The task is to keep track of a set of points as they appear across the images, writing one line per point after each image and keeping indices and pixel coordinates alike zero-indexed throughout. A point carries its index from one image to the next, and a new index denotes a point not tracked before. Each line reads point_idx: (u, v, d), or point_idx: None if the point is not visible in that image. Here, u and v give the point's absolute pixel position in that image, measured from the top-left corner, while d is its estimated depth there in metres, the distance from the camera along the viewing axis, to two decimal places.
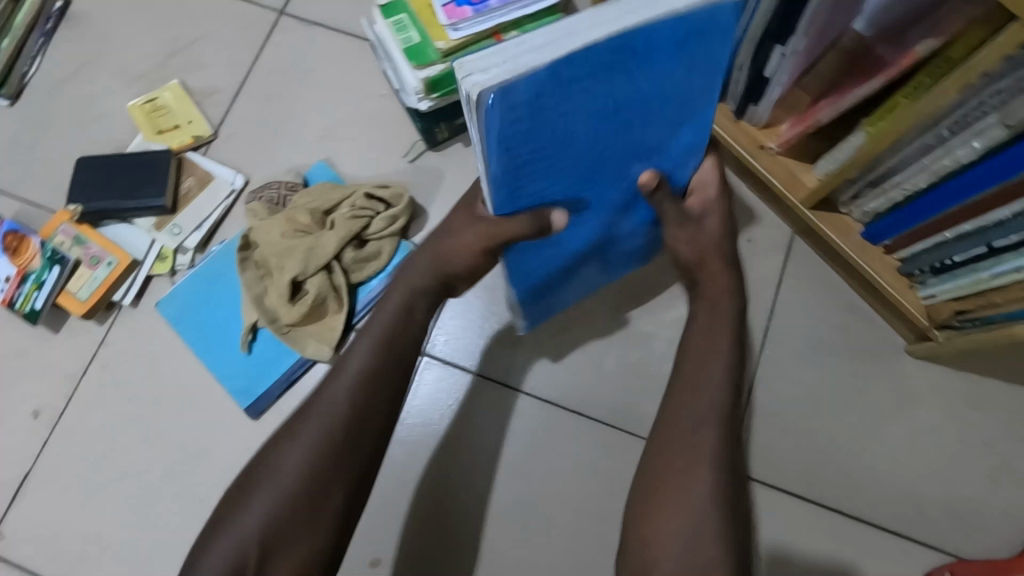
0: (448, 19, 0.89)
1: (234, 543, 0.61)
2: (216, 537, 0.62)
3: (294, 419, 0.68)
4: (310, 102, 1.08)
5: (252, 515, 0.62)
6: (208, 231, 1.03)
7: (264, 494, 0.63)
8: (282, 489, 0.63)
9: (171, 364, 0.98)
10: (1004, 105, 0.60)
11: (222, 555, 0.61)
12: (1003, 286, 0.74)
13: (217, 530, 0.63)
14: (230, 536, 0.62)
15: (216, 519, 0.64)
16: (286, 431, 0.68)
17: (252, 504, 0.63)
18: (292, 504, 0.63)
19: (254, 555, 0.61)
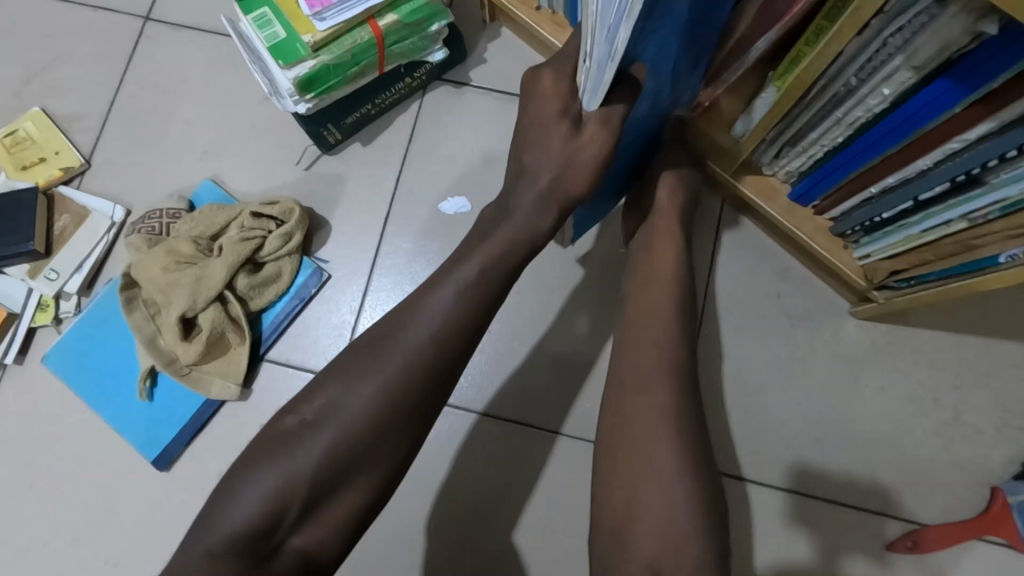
0: (310, 8, 0.80)
1: (280, 479, 0.54)
2: (250, 478, 0.54)
3: (351, 358, 0.59)
4: (191, 117, 1.00)
5: (316, 446, 0.55)
6: (91, 272, 0.94)
7: (325, 430, 0.56)
8: (336, 435, 0.56)
9: (67, 422, 0.90)
10: (907, 45, 0.53)
11: (260, 494, 0.54)
12: (935, 241, 0.67)
13: (258, 466, 0.55)
14: (274, 473, 0.54)
15: (253, 454, 0.56)
16: (340, 371, 0.59)
17: (313, 436, 0.56)
18: (344, 453, 0.56)
19: (302, 498, 0.54)
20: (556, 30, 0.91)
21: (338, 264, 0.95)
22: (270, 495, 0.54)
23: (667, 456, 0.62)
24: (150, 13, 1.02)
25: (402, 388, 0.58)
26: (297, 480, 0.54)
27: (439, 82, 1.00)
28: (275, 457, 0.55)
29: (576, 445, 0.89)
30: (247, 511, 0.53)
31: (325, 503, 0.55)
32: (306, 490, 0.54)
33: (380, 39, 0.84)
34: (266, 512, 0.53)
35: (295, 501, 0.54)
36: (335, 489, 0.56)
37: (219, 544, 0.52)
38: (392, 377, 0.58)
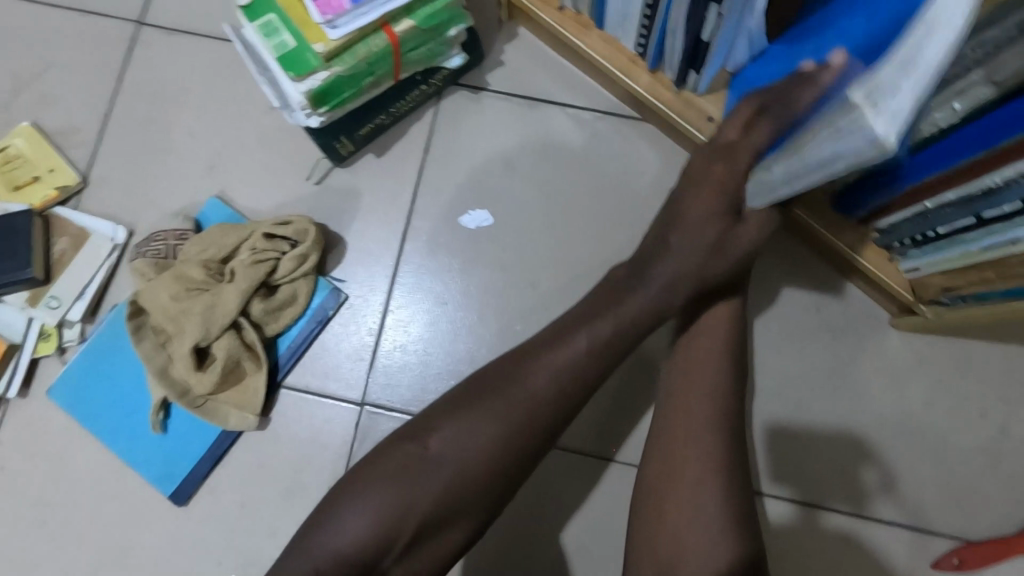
0: (322, 15, 0.74)
1: (390, 509, 0.56)
2: (360, 503, 0.56)
3: (478, 392, 0.61)
4: (192, 129, 0.94)
5: (429, 484, 0.57)
6: (94, 298, 0.89)
7: (437, 463, 0.58)
8: (445, 481, 0.57)
9: (78, 456, 0.86)
10: (990, 59, 0.49)
11: (369, 522, 0.56)
12: (996, 259, 0.64)
13: (368, 491, 0.57)
14: (386, 500, 0.56)
15: (368, 475, 0.58)
16: (458, 408, 0.61)
17: (428, 473, 0.57)
18: (453, 495, 0.57)
19: (408, 533, 0.56)
20: (580, 30, 0.85)
21: (355, 283, 0.90)
22: (380, 522, 0.56)
23: (707, 490, 0.62)
24: (143, 16, 0.96)
25: (515, 439, 0.60)
26: (409, 510, 0.56)
27: (455, 87, 0.94)
28: (384, 485, 0.57)
29: (612, 469, 0.86)
30: (355, 531, 0.55)
31: (429, 536, 0.57)
32: (412, 524, 0.56)
33: (396, 46, 0.78)
34: (374, 539, 0.55)
35: (404, 530, 0.56)
36: (435, 529, 0.57)
37: (326, 564, 0.55)
38: (508, 424, 0.60)
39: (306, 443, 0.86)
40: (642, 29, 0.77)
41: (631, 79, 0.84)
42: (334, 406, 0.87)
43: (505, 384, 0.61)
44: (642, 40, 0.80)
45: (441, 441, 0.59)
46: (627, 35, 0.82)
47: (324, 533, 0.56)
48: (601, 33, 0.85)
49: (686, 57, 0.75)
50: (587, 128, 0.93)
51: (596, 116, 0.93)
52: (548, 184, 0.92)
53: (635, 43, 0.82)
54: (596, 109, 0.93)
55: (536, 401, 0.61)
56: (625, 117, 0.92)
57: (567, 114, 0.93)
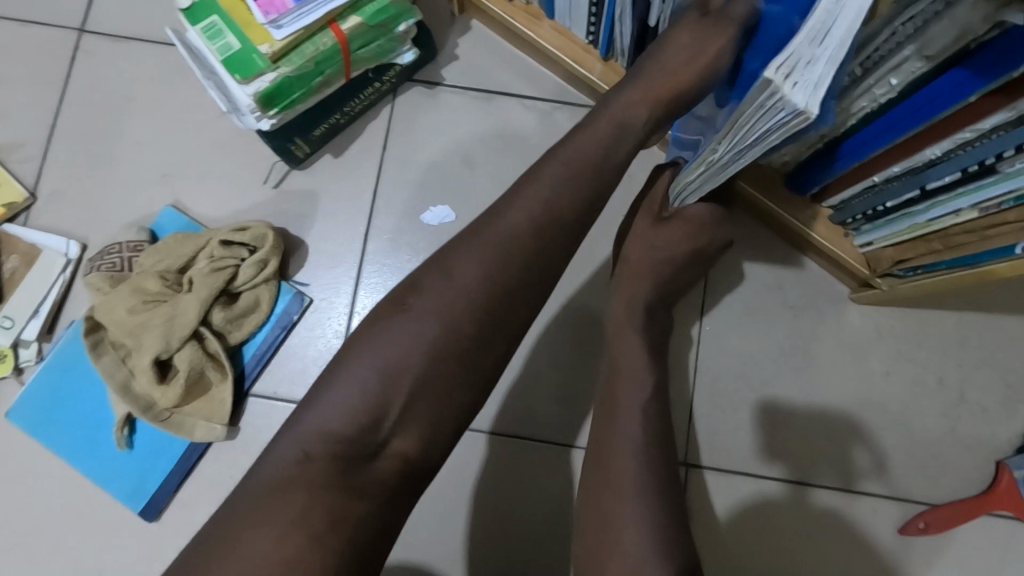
0: (265, 15, 0.73)
1: (377, 377, 0.55)
2: (350, 371, 0.56)
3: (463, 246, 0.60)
4: (143, 137, 0.92)
5: (417, 340, 0.56)
6: (49, 316, 0.87)
7: (418, 323, 0.56)
8: (434, 331, 0.56)
9: (42, 479, 0.84)
10: (919, 34, 0.49)
11: (359, 388, 0.55)
12: (943, 230, 0.65)
13: (360, 359, 0.56)
14: (372, 368, 0.55)
15: (364, 337, 0.57)
16: (439, 267, 0.59)
17: (416, 329, 0.56)
18: (447, 346, 0.56)
19: (399, 398, 0.55)
20: (532, 21, 0.85)
21: (318, 286, 0.89)
22: (370, 388, 0.55)
23: (652, 481, 0.61)
24: (84, 24, 0.93)
25: (502, 283, 0.58)
26: (400, 374, 0.55)
27: (410, 83, 0.94)
28: (370, 351, 0.56)
29: (586, 457, 0.87)
30: (345, 402, 0.55)
31: (421, 399, 0.55)
32: (401, 390, 0.55)
33: (345, 44, 0.77)
34: (364, 409, 0.54)
35: (396, 395, 0.55)
36: (429, 390, 0.56)
37: (314, 444, 0.54)
38: (496, 273, 0.58)
39: None
40: (591, 18, 0.77)
41: (581, 66, 0.84)
42: None
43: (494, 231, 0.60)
44: (592, 29, 0.79)
45: (424, 302, 0.57)
46: (577, 24, 0.82)
47: (319, 406, 0.55)
48: (552, 23, 0.85)
49: (636, 43, 0.75)
50: (544, 119, 0.92)
51: (553, 106, 0.93)
52: (508, 176, 0.92)
53: (586, 32, 0.82)
54: (553, 100, 0.93)
55: (518, 241, 0.59)
56: (582, 107, 0.92)
57: (524, 107, 0.93)
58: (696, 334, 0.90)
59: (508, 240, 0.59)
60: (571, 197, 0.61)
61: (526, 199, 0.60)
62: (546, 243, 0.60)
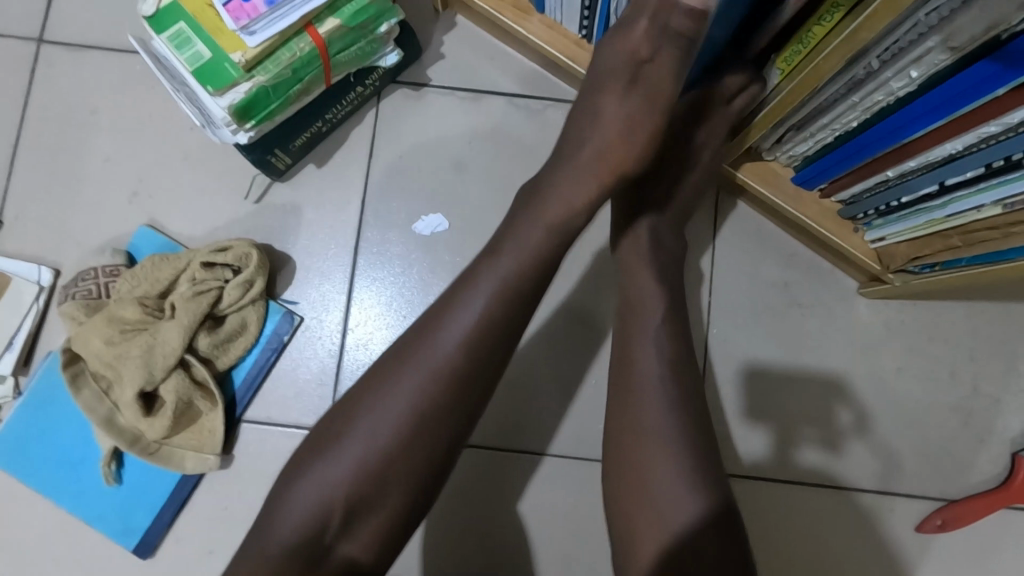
0: (236, 21, 0.67)
1: (325, 487, 0.52)
2: (296, 482, 0.52)
3: (404, 340, 0.56)
4: (113, 154, 0.87)
5: (357, 450, 0.52)
6: (25, 348, 0.82)
7: (366, 433, 0.53)
8: (377, 437, 0.52)
9: (27, 519, 0.80)
10: (945, 23, 0.46)
11: (302, 504, 0.52)
12: (961, 226, 0.63)
13: (303, 471, 0.53)
14: (316, 482, 0.52)
15: (307, 450, 0.54)
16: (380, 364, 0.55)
17: (353, 438, 0.53)
18: (391, 455, 0.52)
19: (344, 510, 0.52)
20: (520, 17, 0.81)
21: (308, 305, 0.85)
22: (314, 502, 0.51)
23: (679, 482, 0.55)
24: (42, 35, 0.87)
25: (448, 390, 0.54)
26: (351, 483, 0.52)
27: (394, 84, 0.89)
28: (313, 462, 0.53)
29: (593, 468, 0.84)
30: (292, 516, 0.51)
31: (373, 507, 0.52)
32: (346, 501, 0.52)
33: (323, 48, 0.72)
34: (314, 521, 0.51)
35: (340, 509, 0.51)
36: (375, 500, 0.52)
37: (264, 557, 0.51)
38: (439, 379, 0.54)
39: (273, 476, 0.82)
40: (584, 12, 0.73)
41: (577, 64, 0.80)
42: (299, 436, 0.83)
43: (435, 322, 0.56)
44: (585, 22, 0.76)
45: (368, 405, 0.54)
46: (570, 17, 0.78)
47: (266, 518, 0.52)
48: (541, 18, 0.81)
49: None
50: (536, 118, 0.88)
51: (546, 104, 0.88)
52: (502, 179, 0.88)
53: (579, 25, 0.78)
54: (545, 98, 0.88)
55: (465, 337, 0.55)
56: None
57: (515, 105, 0.89)
58: (702, 336, 0.87)
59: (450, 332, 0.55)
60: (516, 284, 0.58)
61: (483, 278, 0.57)
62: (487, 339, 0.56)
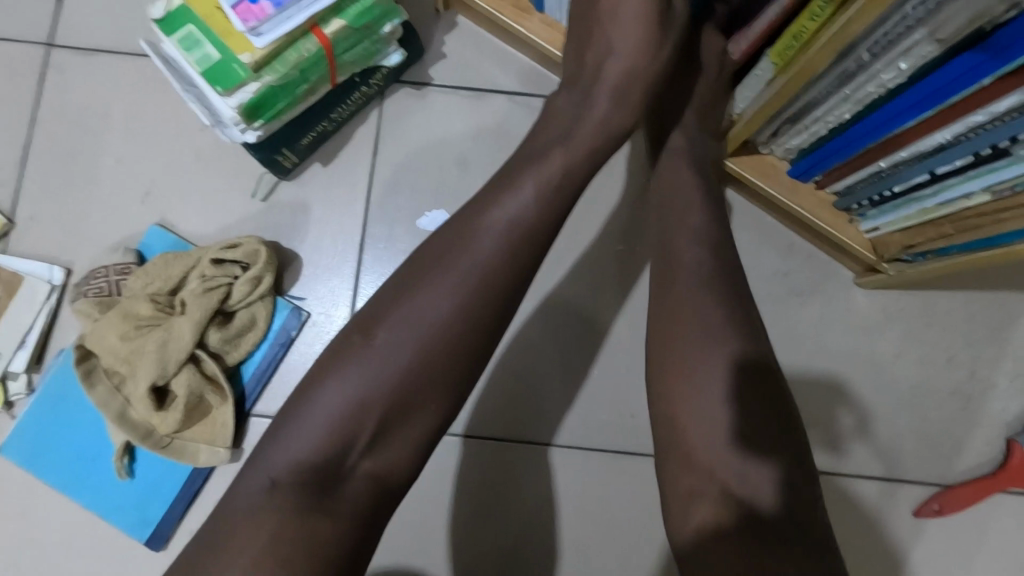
0: (243, 23, 0.69)
1: (346, 398, 0.52)
2: (320, 391, 0.53)
3: (424, 257, 0.57)
4: (122, 154, 0.89)
5: (382, 365, 0.53)
6: (38, 345, 0.84)
7: (390, 345, 0.53)
8: (406, 351, 0.53)
9: (42, 513, 0.82)
10: (931, 16, 0.48)
11: (326, 415, 0.52)
12: (953, 214, 0.64)
13: (328, 380, 0.53)
14: (340, 397, 0.52)
15: (327, 362, 0.54)
16: (403, 280, 0.56)
17: (380, 355, 0.53)
18: (419, 373, 0.53)
19: (369, 426, 0.52)
20: (520, 16, 0.83)
21: (315, 299, 0.87)
22: (338, 416, 0.52)
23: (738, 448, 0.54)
24: (52, 38, 0.89)
25: (472, 308, 0.55)
26: (375, 399, 0.52)
27: (398, 84, 0.91)
28: (337, 373, 0.53)
29: (597, 457, 0.86)
30: (315, 426, 0.52)
31: (396, 425, 0.53)
32: (373, 415, 0.52)
33: (329, 48, 0.74)
34: (335, 433, 0.52)
35: (365, 424, 0.52)
36: (401, 415, 0.53)
37: (284, 470, 0.51)
38: (463, 295, 0.55)
39: None
40: None
41: None
42: None
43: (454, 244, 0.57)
44: None
45: (392, 320, 0.54)
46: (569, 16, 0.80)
47: (286, 427, 0.53)
48: (541, 17, 0.83)
49: None
50: (538, 116, 0.90)
51: (547, 102, 0.90)
52: (504, 174, 0.90)
53: None
54: (545, 96, 0.90)
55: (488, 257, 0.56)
56: None
57: (516, 103, 0.90)
58: None
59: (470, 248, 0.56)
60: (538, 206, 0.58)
61: (494, 209, 0.58)
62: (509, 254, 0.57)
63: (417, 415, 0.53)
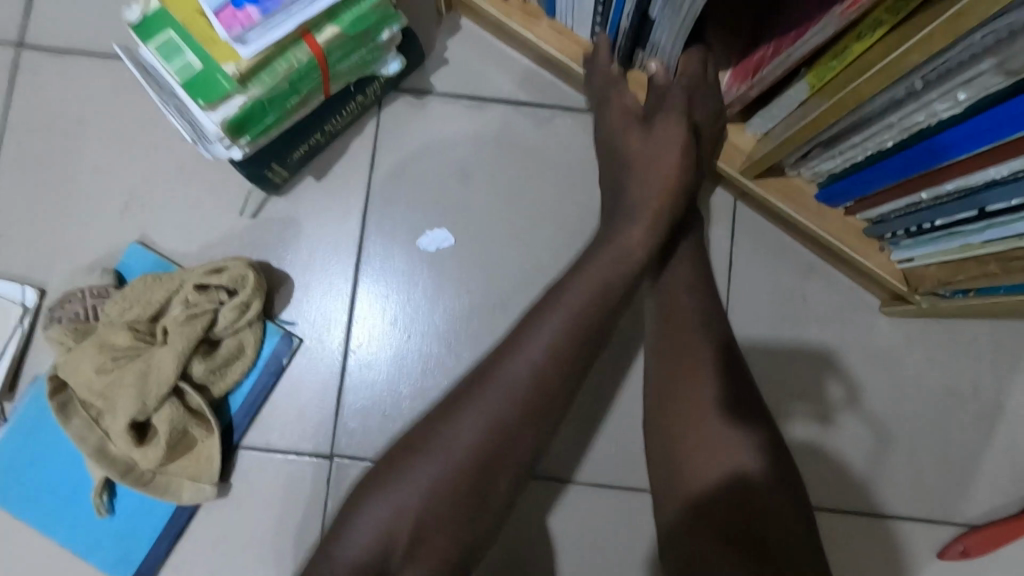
0: (229, 31, 0.62)
1: (391, 512, 0.52)
2: (367, 505, 0.52)
3: (472, 380, 0.56)
4: (99, 165, 0.82)
5: (426, 472, 0.53)
6: (9, 373, 0.78)
7: (439, 458, 0.53)
8: (454, 456, 0.53)
9: (16, 551, 0.77)
10: (1002, 47, 0.42)
11: (374, 527, 0.52)
12: (1001, 252, 0.59)
13: (380, 492, 0.53)
14: (389, 506, 0.52)
15: (378, 477, 0.54)
16: (457, 394, 0.56)
17: (422, 462, 0.53)
18: (463, 477, 0.53)
19: (406, 534, 0.52)
20: (528, 21, 0.77)
21: (307, 325, 0.82)
22: (384, 523, 0.52)
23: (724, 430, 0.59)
24: (22, 38, 0.82)
25: (513, 425, 0.54)
26: (422, 509, 0.52)
27: (396, 92, 0.84)
28: (384, 490, 0.53)
29: (606, 492, 0.81)
30: (364, 544, 0.51)
31: (433, 535, 0.52)
32: (411, 524, 0.52)
33: (321, 57, 0.68)
34: (377, 546, 0.51)
35: (406, 531, 0.52)
36: (435, 530, 0.52)
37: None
38: (501, 412, 0.54)
39: (273, 505, 0.79)
40: (595, 16, 0.70)
41: (588, 72, 0.76)
42: (300, 462, 0.80)
43: (525, 412, 0.54)
44: (596, 28, 0.73)
45: (434, 446, 0.53)
46: (580, 22, 0.74)
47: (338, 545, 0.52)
48: (551, 23, 0.77)
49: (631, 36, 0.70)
50: (545, 127, 0.84)
51: (556, 112, 0.84)
52: (508, 191, 0.84)
53: (590, 30, 0.74)
54: (553, 105, 0.84)
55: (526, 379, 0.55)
56: (585, 112, 0.84)
57: (522, 113, 0.84)
58: None
59: (522, 386, 0.54)
60: (578, 352, 0.56)
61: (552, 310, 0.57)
62: (558, 390, 0.55)
63: (447, 499, 0.52)
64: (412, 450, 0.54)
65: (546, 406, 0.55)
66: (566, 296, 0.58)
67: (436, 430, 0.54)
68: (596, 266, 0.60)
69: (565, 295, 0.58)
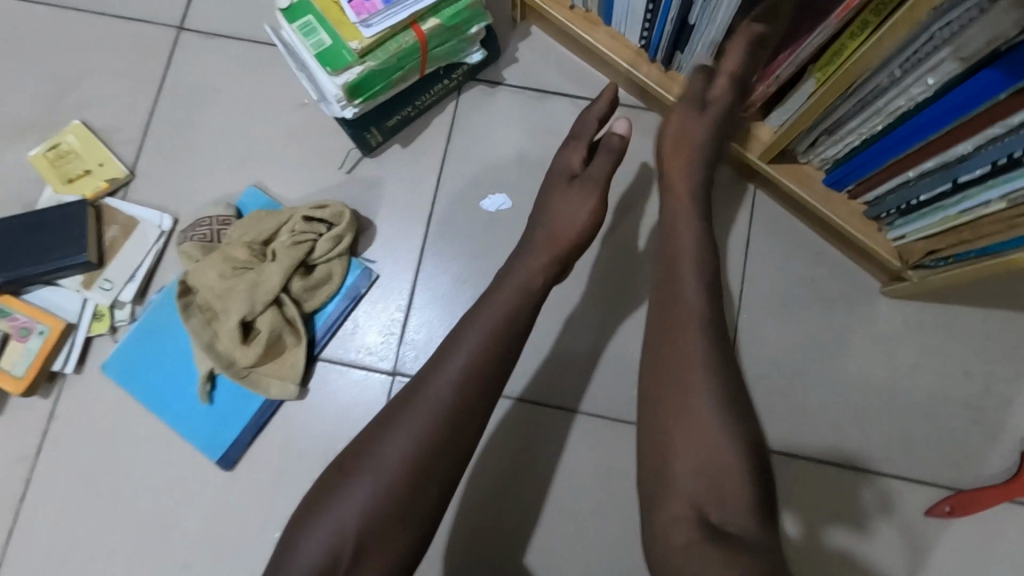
0: (357, 15, 0.81)
1: (331, 535, 0.60)
2: (312, 526, 0.60)
3: (399, 401, 0.66)
4: (230, 125, 1.02)
5: (357, 495, 0.61)
6: (143, 280, 0.96)
7: (370, 476, 0.61)
8: (384, 475, 0.61)
9: (131, 426, 0.93)
10: (954, 38, 0.56)
11: (318, 544, 0.59)
12: (974, 221, 0.70)
13: (320, 514, 0.61)
14: (330, 526, 0.60)
15: (316, 498, 0.62)
16: (383, 419, 0.65)
17: (354, 485, 0.61)
18: (395, 490, 0.61)
19: (351, 544, 0.59)
20: (589, 26, 0.93)
21: (384, 265, 0.97)
22: (326, 544, 0.59)
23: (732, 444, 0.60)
24: (182, 23, 1.04)
25: (435, 440, 0.63)
26: (360, 521, 0.60)
27: (474, 82, 1.02)
28: (321, 511, 0.61)
29: (625, 428, 0.93)
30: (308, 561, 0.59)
31: (381, 540, 0.60)
32: (352, 541, 0.59)
33: (424, 43, 0.86)
34: (324, 562, 0.59)
35: (347, 546, 0.59)
36: (380, 539, 0.60)
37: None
38: (424, 427, 0.63)
39: (340, 412, 0.93)
40: (645, 22, 0.85)
41: (636, 69, 0.92)
42: (365, 377, 0.94)
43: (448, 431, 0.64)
44: (645, 33, 0.88)
45: (366, 466, 0.62)
46: (632, 29, 0.90)
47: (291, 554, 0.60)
48: (608, 29, 0.94)
49: (673, 39, 0.85)
50: None
51: None
52: None
53: (639, 36, 0.90)
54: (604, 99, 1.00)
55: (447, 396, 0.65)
56: (630, 106, 1.00)
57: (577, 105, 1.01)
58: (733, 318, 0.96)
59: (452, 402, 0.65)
60: (488, 375, 0.67)
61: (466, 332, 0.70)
62: (471, 406, 0.66)
63: (382, 499, 0.61)
64: (349, 468, 0.63)
65: (478, 387, 0.66)
66: (487, 327, 0.70)
67: (375, 447, 0.63)
68: (499, 300, 0.73)
69: (466, 328, 0.70)
